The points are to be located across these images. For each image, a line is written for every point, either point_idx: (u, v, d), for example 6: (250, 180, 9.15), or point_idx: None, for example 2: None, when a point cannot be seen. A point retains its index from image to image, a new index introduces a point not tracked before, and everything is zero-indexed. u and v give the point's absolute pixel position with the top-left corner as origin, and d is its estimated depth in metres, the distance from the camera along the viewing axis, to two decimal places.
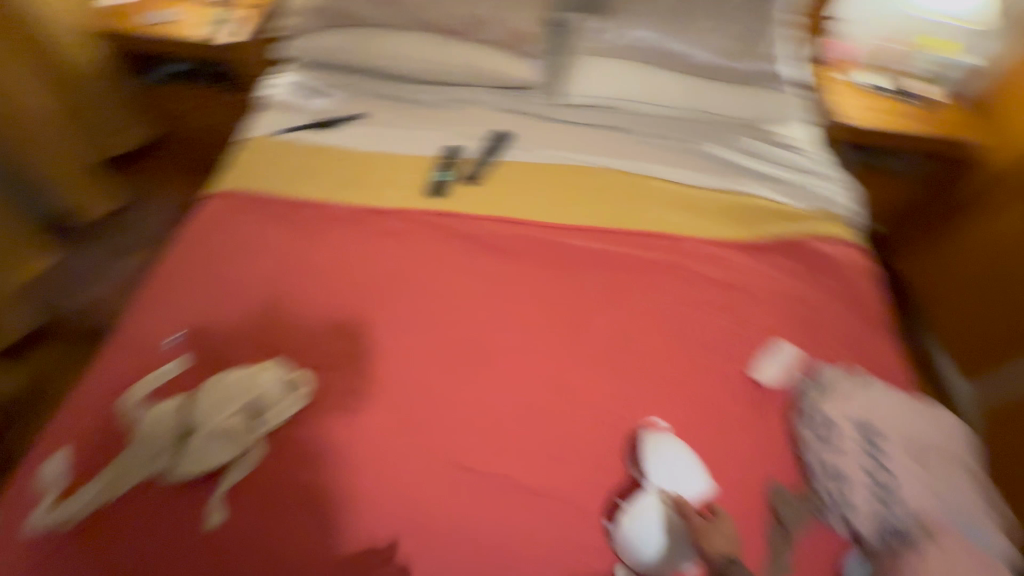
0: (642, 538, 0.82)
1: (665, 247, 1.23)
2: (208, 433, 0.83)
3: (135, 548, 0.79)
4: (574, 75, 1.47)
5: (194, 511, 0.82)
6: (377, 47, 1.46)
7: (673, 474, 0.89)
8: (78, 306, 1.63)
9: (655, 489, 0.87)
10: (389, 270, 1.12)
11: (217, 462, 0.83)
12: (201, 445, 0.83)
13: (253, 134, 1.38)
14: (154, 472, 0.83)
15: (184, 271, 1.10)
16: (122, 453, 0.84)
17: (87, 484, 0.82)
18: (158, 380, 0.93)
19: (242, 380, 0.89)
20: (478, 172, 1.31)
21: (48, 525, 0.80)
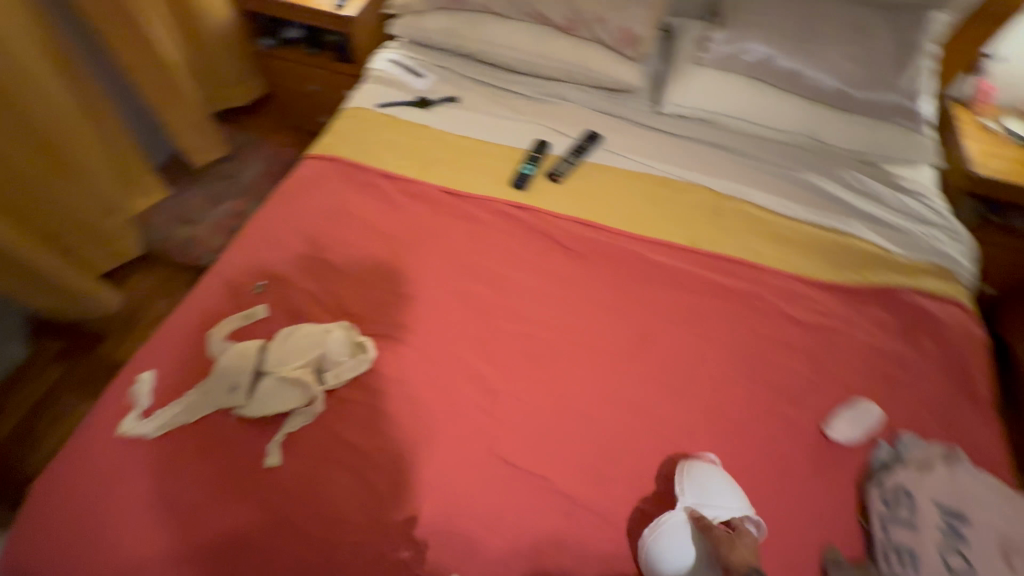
0: (668, 557, 0.78)
1: (747, 277, 1.15)
2: (278, 379, 0.88)
3: (199, 472, 0.84)
4: (674, 84, 1.40)
5: (256, 449, 0.87)
6: (481, 33, 1.45)
7: (710, 495, 0.82)
8: (181, 241, 1.77)
9: (686, 508, 0.82)
10: (463, 254, 1.14)
11: (281, 407, 0.88)
12: (269, 390, 0.88)
13: (354, 104, 1.42)
14: (223, 408, 0.88)
15: (273, 224, 1.16)
16: (199, 383, 0.90)
17: (165, 408, 0.88)
18: (237, 320, 0.98)
19: (314, 337, 0.93)
20: (562, 172, 1.28)
21: (127, 436, 0.87)
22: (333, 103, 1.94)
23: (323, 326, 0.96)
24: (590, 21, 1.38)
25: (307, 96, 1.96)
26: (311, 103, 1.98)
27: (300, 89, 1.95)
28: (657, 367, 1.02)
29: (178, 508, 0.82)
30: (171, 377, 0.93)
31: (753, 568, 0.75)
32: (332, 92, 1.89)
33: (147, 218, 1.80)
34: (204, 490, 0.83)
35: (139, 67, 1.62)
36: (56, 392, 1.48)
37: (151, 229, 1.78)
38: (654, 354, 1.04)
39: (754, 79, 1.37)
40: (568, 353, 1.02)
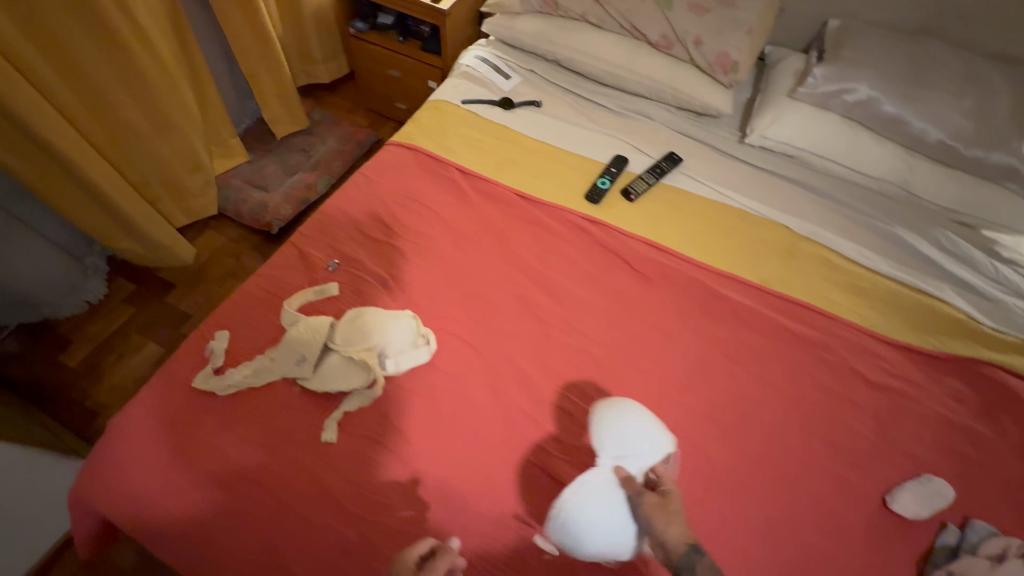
0: (591, 516, 0.77)
1: (822, 326, 1.10)
2: (343, 358, 0.91)
3: (261, 434, 0.88)
4: (763, 115, 1.35)
5: (315, 421, 0.89)
6: (573, 41, 1.45)
7: (630, 451, 0.83)
8: (249, 202, 1.81)
9: (608, 464, 0.82)
10: (529, 260, 1.12)
11: (343, 386, 0.90)
12: (334, 367, 0.91)
13: (438, 95, 1.43)
14: (289, 377, 0.91)
15: (349, 203, 1.17)
16: (268, 350, 0.94)
17: (234, 369, 0.92)
18: (310, 294, 1.00)
19: (381, 321, 0.96)
20: (637, 192, 1.26)
21: (198, 389, 0.91)
22: (412, 91, 1.97)
23: (388, 313, 0.99)
24: (686, 41, 1.35)
25: (387, 81, 1.99)
26: (390, 88, 2.02)
27: (381, 74, 1.98)
28: (714, 405, 0.99)
29: (236, 466, 0.85)
30: (243, 341, 0.96)
31: (687, 542, 0.73)
32: (413, 80, 1.93)
33: (225, 178, 1.88)
34: (264, 452, 0.86)
35: (237, 33, 1.71)
36: (123, 330, 1.57)
37: (225, 188, 1.85)
38: (714, 391, 1.00)
39: (850, 119, 1.31)
40: (625, 376, 1.00)
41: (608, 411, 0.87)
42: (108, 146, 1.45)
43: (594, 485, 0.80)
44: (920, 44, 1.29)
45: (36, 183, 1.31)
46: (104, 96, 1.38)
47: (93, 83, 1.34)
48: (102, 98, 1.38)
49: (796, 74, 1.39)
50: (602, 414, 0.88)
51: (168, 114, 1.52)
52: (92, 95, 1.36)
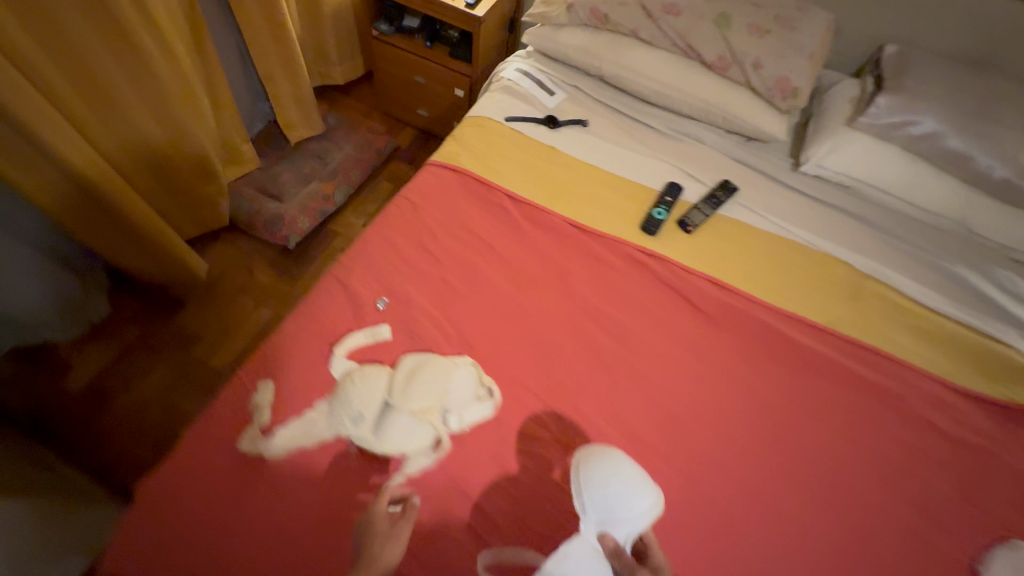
0: None
1: (890, 373, 1.06)
2: (403, 415, 0.83)
3: (318, 503, 0.79)
4: (820, 144, 1.30)
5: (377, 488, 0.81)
6: (622, 57, 1.37)
7: (619, 519, 0.74)
8: (263, 215, 1.69)
9: (595, 531, 0.74)
10: (589, 299, 1.07)
11: (408, 446, 0.83)
12: (397, 426, 0.82)
13: (480, 111, 1.34)
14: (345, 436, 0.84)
15: (395, 233, 1.09)
16: (320, 405, 0.86)
17: (283, 427, 0.84)
18: (361, 337, 0.93)
19: (443, 371, 0.88)
20: (695, 224, 1.20)
21: (244, 450, 0.82)
22: (437, 98, 1.87)
23: (446, 361, 0.91)
24: (744, 63, 1.28)
25: (410, 87, 1.89)
26: (412, 94, 1.91)
27: (404, 79, 1.88)
28: (788, 459, 0.95)
29: (285, 542, 0.76)
30: (290, 392, 0.87)
31: None
32: (439, 87, 1.82)
33: (237, 188, 1.76)
34: (315, 525, 0.77)
35: (254, 32, 1.59)
36: (131, 354, 1.45)
37: (238, 197, 1.72)
38: (785, 442, 0.97)
39: (911, 152, 1.25)
40: (694, 426, 0.97)
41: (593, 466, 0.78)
42: (114, 156, 1.32)
43: (579, 560, 0.73)
44: (984, 75, 1.25)
45: (58, 213, 1.19)
46: (112, 101, 1.24)
47: (101, 91, 1.21)
48: (112, 104, 1.25)
49: (853, 101, 1.34)
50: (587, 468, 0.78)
51: (180, 117, 1.40)
52: (98, 100, 1.22)
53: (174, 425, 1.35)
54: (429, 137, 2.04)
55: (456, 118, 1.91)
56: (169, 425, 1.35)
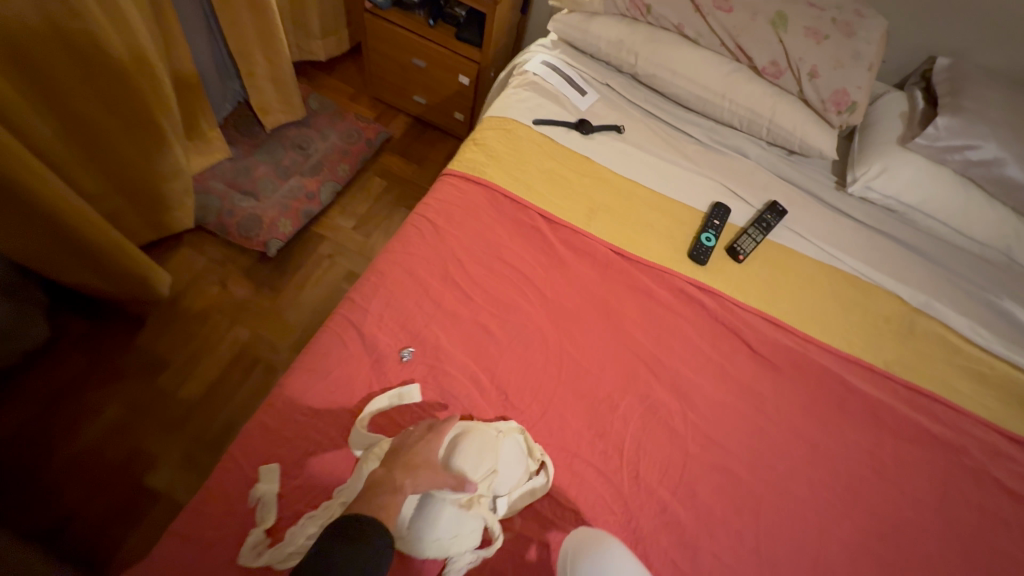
0: None
1: (957, 426, 0.97)
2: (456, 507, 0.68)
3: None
4: (870, 163, 1.19)
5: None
6: (662, 54, 1.21)
7: None
8: (238, 217, 1.47)
9: None
10: (640, 344, 0.93)
11: (458, 547, 0.68)
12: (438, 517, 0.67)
13: (504, 112, 1.17)
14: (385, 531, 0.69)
15: (415, 264, 0.92)
16: (343, 492, 0.69)
17: (295, 526, 0.66)
18: (385, 400, 0.78)
19: (489, 443, 0.73)
20: (746, 251, 1.07)
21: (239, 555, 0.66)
22: (437, 85, 1.65)
23: (494, 428, 0.76)
24: (798, 70, 1.15)
25: (407, 71, 1.66)
26: (407, 79, 1.69)
27: (399, 61, 1.64)
28: (867, 533, 0.84)
29: None
30: (306, 468, 0.72)
31: None
32: (440, 72, 1.61)
33: (204, 181, 1.52)
34: None
35: None
36: (77, 387, 1.21)
37: (205, 194, 1.49)
38: (860, 514, 0.86)
39: (963, 176, 1.17)
40: (764, 497, 0.84)
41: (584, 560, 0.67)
42: (52, 149, 1.08)
43: None
44: None
45: None
46: (51, 82, 1.00)
47: (31, 67, 0.96)
48: (44, 83, 1.00)
49: (902, 117, 1.24)
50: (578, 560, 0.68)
51: (137, 102, 1.16)
52: (35, 83, 0.98)
53: (135, 472, 1.15)
54: (425, 127, 1.82)
55: (457, 107, 1.69)
56: (128, 472, 1.14)
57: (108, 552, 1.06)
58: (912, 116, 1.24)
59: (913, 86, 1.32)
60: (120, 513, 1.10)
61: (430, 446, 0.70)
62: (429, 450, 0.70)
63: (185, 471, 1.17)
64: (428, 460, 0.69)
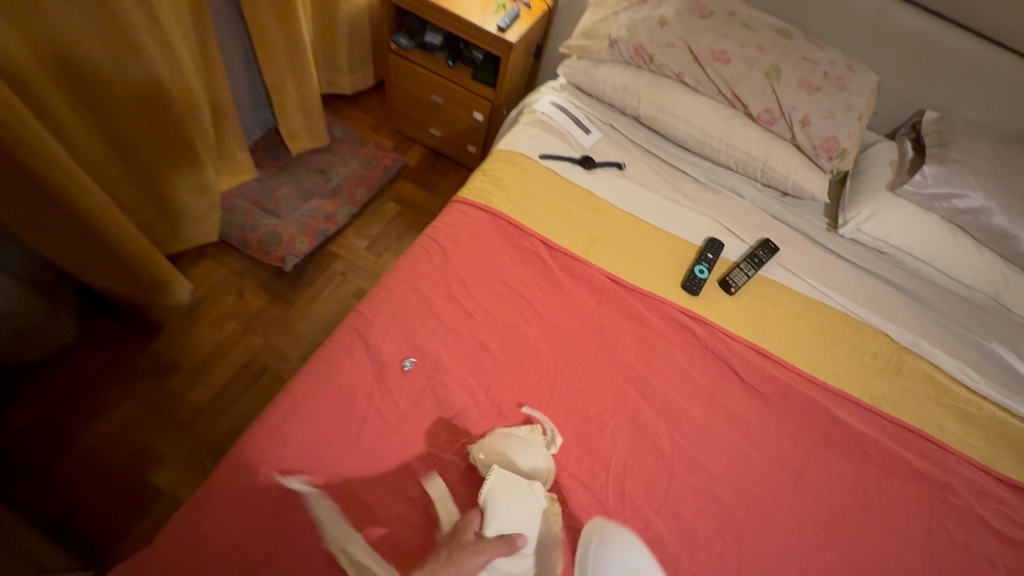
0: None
1: (942, 462, 0.99)
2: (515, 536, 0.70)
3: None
4: (860, 207, 1.25)
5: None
6: (663, 100, 1.30)
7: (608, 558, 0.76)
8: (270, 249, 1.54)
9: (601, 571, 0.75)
10: (630, 368, 0.97)
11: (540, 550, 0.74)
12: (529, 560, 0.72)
13: (513, 146, 1.25)
14: None
15: (419, 282, 0.98)
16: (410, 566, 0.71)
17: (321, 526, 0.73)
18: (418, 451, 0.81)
19: (507, 477, 0.76)
20: (738, 285, 1.12)
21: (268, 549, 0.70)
22: (453, 119, 1.76)
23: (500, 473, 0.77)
24: (790, 118, 1.23)
25: (425, 105, 1.77)
26: (426, 112, 1.80)
27: (419, 97, 1.76)
28: (850, 565, 0.85)
29: None
30: (308, 466, 0.77)
31: None
32: (456, 108, 1.72)
33: (230, 199, 1.62)
34: None
35: (265, 34, 1.47)
36: (93, 386, 1.27)
37: (231, 211, 1.59)
38: (844, 545, 0.87)
39: (951, 223, 1.22)
40: (747, 521, 0.86)
41: (608, 537, 0.77)
42: (102, 169, 1.19)
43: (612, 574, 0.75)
44: None
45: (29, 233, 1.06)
46: (100, 103, 1.10)
47: (97, 101, 1.10)
48: (105, 115, 1.13)
49: (892, 165, 1.30)
50: (596, 547, 0.76)
51: (172, 120, 1.26)
52: (87, 104, 1.08)
53: (142, 470, 1.19)
54: (440, 157, 1.93)
55: (471, 140, 1.80)
56: (135, 468, 1.19)
57: (110, 546, 1.10)
58: (901, 164, 1.30)
59: (903, 136, 1.39)
60: (124, 508, 1.14)
61: (458, 530, 0.70)
62: (457, 538, 0.69)
63: (188, 471, 1.21)
64: (458, 545, 0.68)
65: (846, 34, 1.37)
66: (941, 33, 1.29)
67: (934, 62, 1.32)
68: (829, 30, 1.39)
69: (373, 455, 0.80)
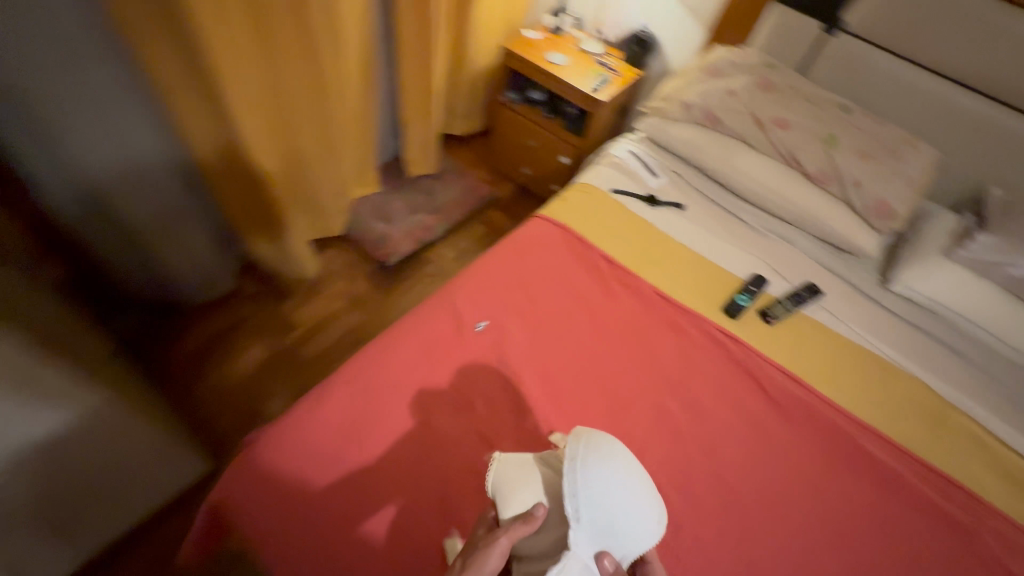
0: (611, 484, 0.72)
1: (968, 507, 1.01)
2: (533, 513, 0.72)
3: (386, 502, 0.86)
4: (912, 266, 1.32)
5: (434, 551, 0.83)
6: (726, 155, 1.49)
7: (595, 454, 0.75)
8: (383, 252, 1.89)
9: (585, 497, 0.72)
10: (664, 366, 1.13)
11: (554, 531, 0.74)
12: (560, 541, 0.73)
13: (590, 180, 1.50)
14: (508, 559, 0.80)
15: (498, 270, 1.23)
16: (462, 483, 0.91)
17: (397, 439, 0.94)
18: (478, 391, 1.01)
19: (508, 471, 0.78)
20: (776, 316, 1.25)
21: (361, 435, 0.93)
22: (543, 161, 2.08)
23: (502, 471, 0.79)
24: (843, 180, 1.38)
25: (521, 148, 2.11)
26: (521, 154, 2.13)
27: (517, 141, 2.10)
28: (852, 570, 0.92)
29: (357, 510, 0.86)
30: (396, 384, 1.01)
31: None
32: (548, 153, 2.04)
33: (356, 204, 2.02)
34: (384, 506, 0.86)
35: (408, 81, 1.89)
36: (237, 329, 1.63)
37: (355, 213, 1.98)
38: (850, 553, 0.94)
39: (1006, 291, 1.27)
40: (756, 510, 0.96)
41: (590, 449, 0.75)
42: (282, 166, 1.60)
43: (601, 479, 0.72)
44: None
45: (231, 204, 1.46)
46: None
47: None
48: None
49: (949, 233, 1.37)
50: (581, 456, 0.74)
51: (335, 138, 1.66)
52: None
53: (261, 399, 1.51)
54: (527, 193, 2.24)
55: (556, 180, 2.10)
56: (256, 397, 1.51)
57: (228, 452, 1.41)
58: (958, 233, 1.37)
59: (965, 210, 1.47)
60: (244, 426, 1.46)
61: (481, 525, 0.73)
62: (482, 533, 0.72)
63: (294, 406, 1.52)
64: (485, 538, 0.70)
65: (909, 114, 1.52)
66: (1003, 119, 1.39)
67: (995, 144, 1.42)
68: (892, 111, 1.54)
69: (444, 387, 1.02)
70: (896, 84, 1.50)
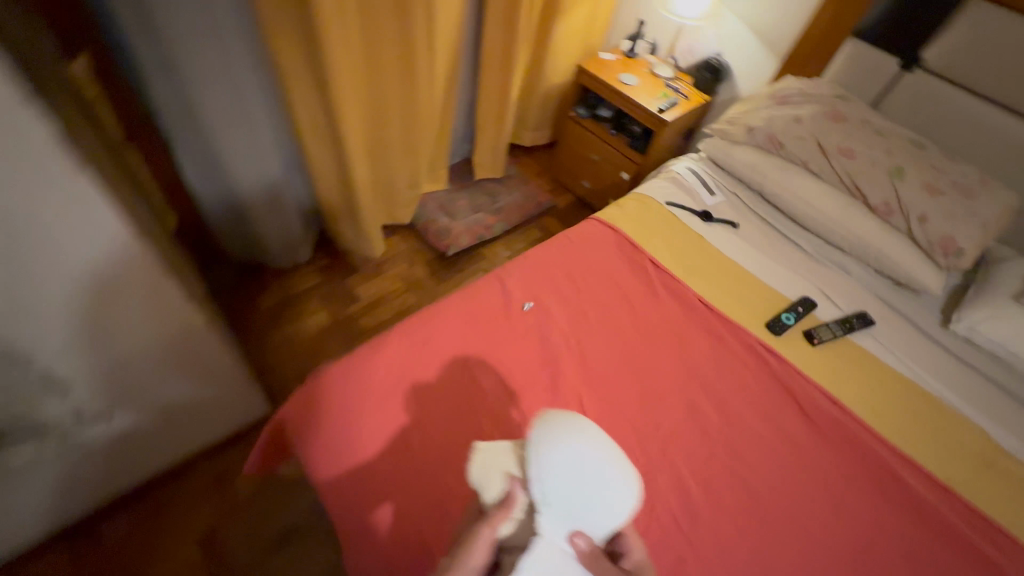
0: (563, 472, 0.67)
1: (1014, 555, 0.96)
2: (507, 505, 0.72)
3: (393, 483, 0.89)
4: (978, 308, 1.27)
5: (436, 538, 0.85)
6: (787, 179, 1.51)
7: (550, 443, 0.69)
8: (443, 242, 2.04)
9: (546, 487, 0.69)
10: (698, 368, 1.16)
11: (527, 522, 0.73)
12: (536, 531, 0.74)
13: (646, 191, 1.56)
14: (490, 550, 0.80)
15: (549, 260, 1.31)
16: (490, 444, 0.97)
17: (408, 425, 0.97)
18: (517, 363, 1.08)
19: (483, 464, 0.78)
20: (822, 338, 1.24)
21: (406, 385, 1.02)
22: (604, 175, 2.17)
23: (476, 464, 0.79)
24: (908, 213, 1.36)
25: (584, 161, 2.21)
26: (583, 167, 2.23)
27: (581, 154, 2.20)
28: None
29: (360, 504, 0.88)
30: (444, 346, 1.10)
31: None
32: (609, 167, 2.12)
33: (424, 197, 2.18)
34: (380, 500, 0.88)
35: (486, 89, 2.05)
36: (306, 294, 1.81)
37: (422, 205, 2.14)
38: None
39: None
40: (778, 516, 0.96)
41: (550, 429, 0.69)
42: None
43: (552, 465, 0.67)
44: None
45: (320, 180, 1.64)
46: None
47: None
48: None
49: None
50: (535, 443, 0.70)
51: None
52: None
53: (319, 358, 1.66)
54: (585, 205, 2.33)
55: (614, 195, 2.18)
56: (316, 355, 1.67)
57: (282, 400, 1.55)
58: None
59: None
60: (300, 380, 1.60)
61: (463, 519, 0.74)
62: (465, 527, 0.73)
63: None
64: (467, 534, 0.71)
65: (988, 156, 1.48)
66: None
67: None
68: (970, 151, 1.50)
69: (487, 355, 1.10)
70: (975, 125, 1.47)
